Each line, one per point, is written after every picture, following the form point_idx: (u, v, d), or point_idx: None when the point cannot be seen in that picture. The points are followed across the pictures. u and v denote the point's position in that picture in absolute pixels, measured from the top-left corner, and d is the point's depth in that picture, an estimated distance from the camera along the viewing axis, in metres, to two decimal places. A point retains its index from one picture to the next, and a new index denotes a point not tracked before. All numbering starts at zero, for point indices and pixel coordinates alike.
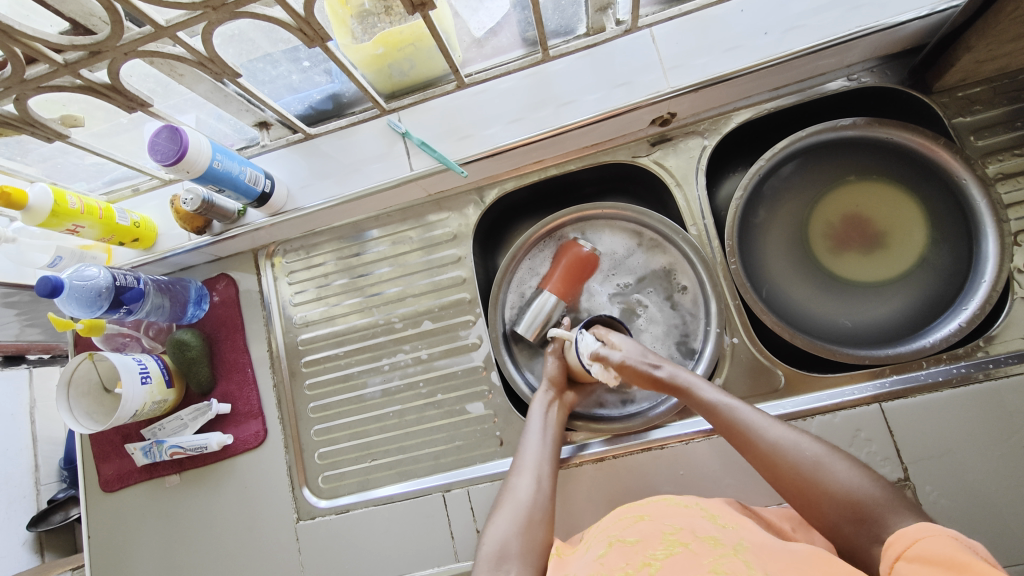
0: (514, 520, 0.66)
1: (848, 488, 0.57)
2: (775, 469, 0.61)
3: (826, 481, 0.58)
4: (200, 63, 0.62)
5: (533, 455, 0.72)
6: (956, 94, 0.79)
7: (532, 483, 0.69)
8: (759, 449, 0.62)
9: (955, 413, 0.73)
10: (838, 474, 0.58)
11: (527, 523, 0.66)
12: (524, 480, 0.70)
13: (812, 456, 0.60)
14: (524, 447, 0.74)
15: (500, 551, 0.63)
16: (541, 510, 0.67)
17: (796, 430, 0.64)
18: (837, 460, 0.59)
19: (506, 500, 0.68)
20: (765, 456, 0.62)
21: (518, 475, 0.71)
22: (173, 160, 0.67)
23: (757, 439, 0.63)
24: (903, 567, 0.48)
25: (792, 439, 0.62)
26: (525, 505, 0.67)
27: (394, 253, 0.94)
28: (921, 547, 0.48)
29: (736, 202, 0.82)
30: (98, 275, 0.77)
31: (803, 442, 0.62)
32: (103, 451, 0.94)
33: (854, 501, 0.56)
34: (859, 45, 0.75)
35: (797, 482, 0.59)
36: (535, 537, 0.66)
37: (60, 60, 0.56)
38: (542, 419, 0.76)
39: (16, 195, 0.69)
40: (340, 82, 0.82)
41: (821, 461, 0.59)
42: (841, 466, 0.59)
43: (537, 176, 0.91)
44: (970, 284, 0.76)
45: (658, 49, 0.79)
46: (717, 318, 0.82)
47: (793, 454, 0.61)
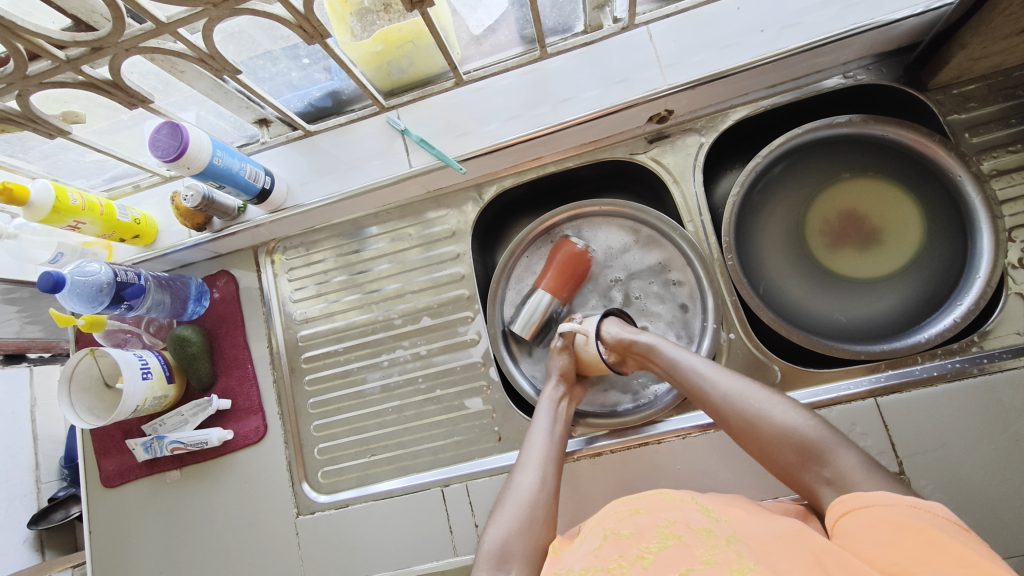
0: (515, 518, 0.66)
1: (792, 430, 0.60)
2: (727, 418, 0.65)
3: (771, 425, 0.61)
4: (200, 59, 0.63)
5: (538, 450, 0.73)
6: (951, 91, 0.80)
7: (535, 481, 0.69)
8: (713, 401, 0.66)
9: (950, 407, 0.74)
10: (782, 417, 0.61)
11: (526, 519, 0.66)
12: (527, 476, 0.70)
13: (757, 404, 0.63)
14: (529, 444, 0.74)
15: (500, 549, 0.63)
16: (544, 509, 0.67)
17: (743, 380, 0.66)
18: (782, 405, 0.62)
19: (508, 499, 0.68)
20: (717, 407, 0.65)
21: (521, 473, 0.71)
22: (174, 156, 0.68)
23: (708, 393, 0.66)
24: (854, 524, 0.51)
25: (740, 388, 0.65)
26: (526, 503, 0.67)
27: (393, 249, 0.94)
28: (875, 511, 0.50)
29: (733, 198, 0.82)
30: (98, 271, 0.78)
31: (750, 391, 0.65)
32: (104, 447, 0.94)
33: (798, 442, 0.59)
34: (855, 43, 0.76)
35: (747, 427, 0.63)
36: (536, 535, 0.65)
37: (62, 56, 0.57)
38: (549, 414, 0.77)
39: (18, 190, 0.70)
40: (339, 79, 0.82)
41: (766, 407, 0.62)
42: (785, 410, 0.62)
43: (535, 173, 0.91)
44: (965, 280, 0.77)
45: (655, 47, 0.79)
46: (714, 314, 0.83)
47: (741, 402, 0.64)
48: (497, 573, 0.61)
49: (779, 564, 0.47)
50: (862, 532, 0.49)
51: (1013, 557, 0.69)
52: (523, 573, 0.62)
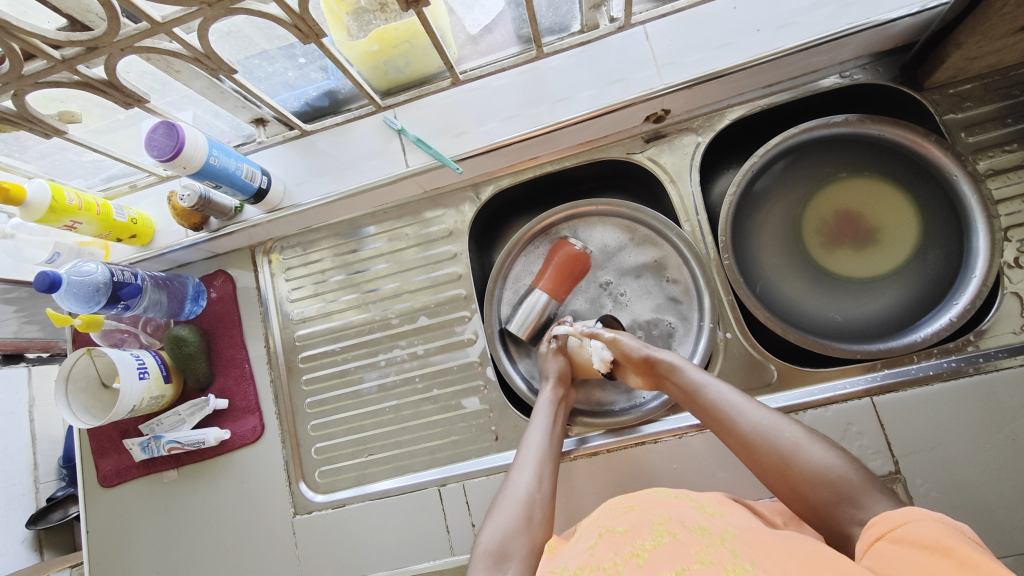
0: (514, 516, 0.66)
1: (826, 469, 0.58)
2: (755, 451, 0.62)
3: (805, 462, 0.59)
4: (196, 59, 0.63)
5: (535, 451, 0.73)
6: (947, 91, 0.80)
7: (533, 481, 0.69)
8: (741, 431, 0.64)
9: (946, 406, 0.74)
10: (816, 457, 0.59)
11: (525, 515, 0.66)
12: (524, 476, 0.70)
13: (791, 439, 0.61)
14: (527, 444, 0.74)
15: (499, 548, 0.63)
16: (541, 508, 0.67)
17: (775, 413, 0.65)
18: (818, 444, 0.61)
19: (505, 498, 0.68)
20: (746, 439, 0.63)
21: (518, 473, 0.71)
22: (170, 156, 0.68)
23: (737, 424, 0.64)
24: (885, 547, 0.49)
25: (772, 421, 0.63)
26: (523, 502, 0.67)
27: (391, 249, 0.94)
28: (906, 531, 0.48)
29: (730, 198, 0.82)
30: (95, 271, 0.78)
31: (786, 427, 0.63)
32: (101, 446, 0.95)
33: (831, 482, 0.57)
34: (852, 42, 0.76)
35: (776, 462, 0.60)
36: (534, 533, 0.65)
37: (57, 56, 0.57)
38: (546, 415, 0.78)
39: (14, 190, 0.70)
40: (336, 79, 0.82)
41: (802, 443, 0.61)
42: (821, 449, 0.60)
43: (532, 172, 0.91)
44: (962, 279, 0.77)
45: (651, 46, 0.79)
46: (710, 313, 0.83)
47: (773, 435, 0.62)
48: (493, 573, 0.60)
49: (773, 565, 0.47)
50: (892, 555, 0.47)
51: (1008, 556, 0.69)
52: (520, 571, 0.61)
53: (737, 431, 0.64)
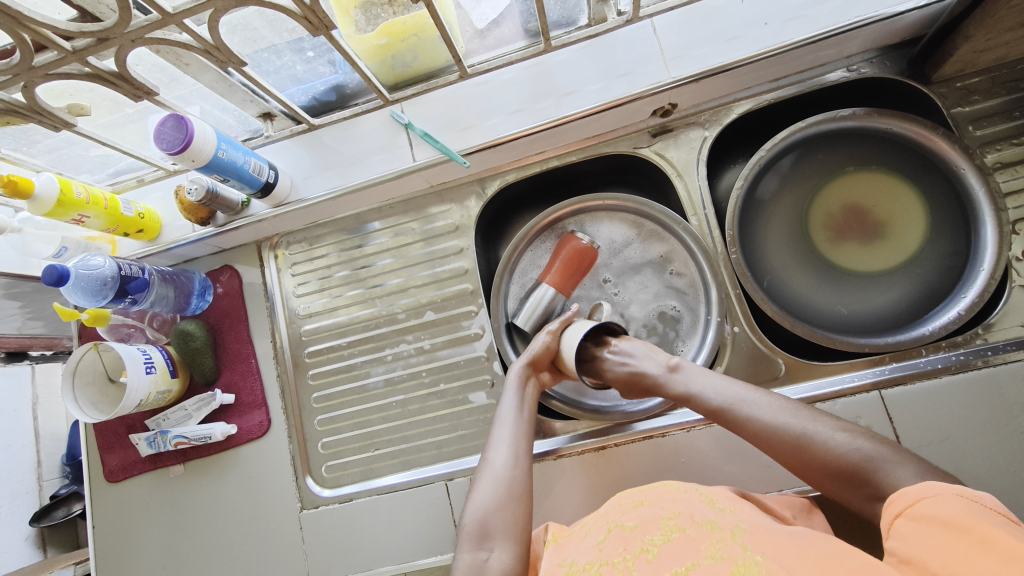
0: (493, 492, 0.65)
1: (833, 451, 0.57)
2: (766, 445, 0.62)
3: (809, 446, 0.59)
4: (206, 50, 0.63)
5: (509, 428, 0.72)
6: (954, 84, 0.80)
7: (507, 456, 0.68)
8: (745, 428, 0.63)
9: (955, 399, 0.74)
10: (820, 439, 0.58)
11: (503, 488, 0.66)
12: (499, 451, 0.69)
13: (790, 426, 0.60)
14: (499, 422, 0.73)
15: (482, 524, 0.63)
16: (519, 482, 0.66)
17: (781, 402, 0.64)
18: (829, 428, 0.59)
19: (484, 476, 0.67)
20: (749, 433, 0.63)
21: (494, 450, 0.70)
22: (179, 149, 0.68)
23: (737, 419, 0.64)
24: (906, 526, 0.48)
25: (778, 412, 0.62)
26: (502, 480, 0.66)
27: (396, 244, 0.94)
28: (926, 508, 0.48)
29: (737, 192, 0.82)
30: (103, 265, 0.78)
31: (792, 415, 0.61)
32: (107, 442, 0.94)
33: (845, 466, 0.56)
34: (859, 36, 0.76)
35: (783, 451, 0.61)
36: (515, 508, 0.64)
37: (68, 47, 0.57)
38: (514, 392, 0.76)
39: (23, 183, 0.70)
40: (344, 73, 0.83)
41: (811, 429, 0.59)
42: (832, 434, 0.58)
43: (538, 167, 0.91)
44: (969, 273, 0.77)
45: (659, 40, 0.79)
46: (718, 307, 0.83)
47: (772, 425, 0.61)
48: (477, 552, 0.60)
49: (786, 559, 0.47)
50: (915, 535, 0.47)
51: None
52: (503, 550, 0.61)
53: (738, 426, 0.64)
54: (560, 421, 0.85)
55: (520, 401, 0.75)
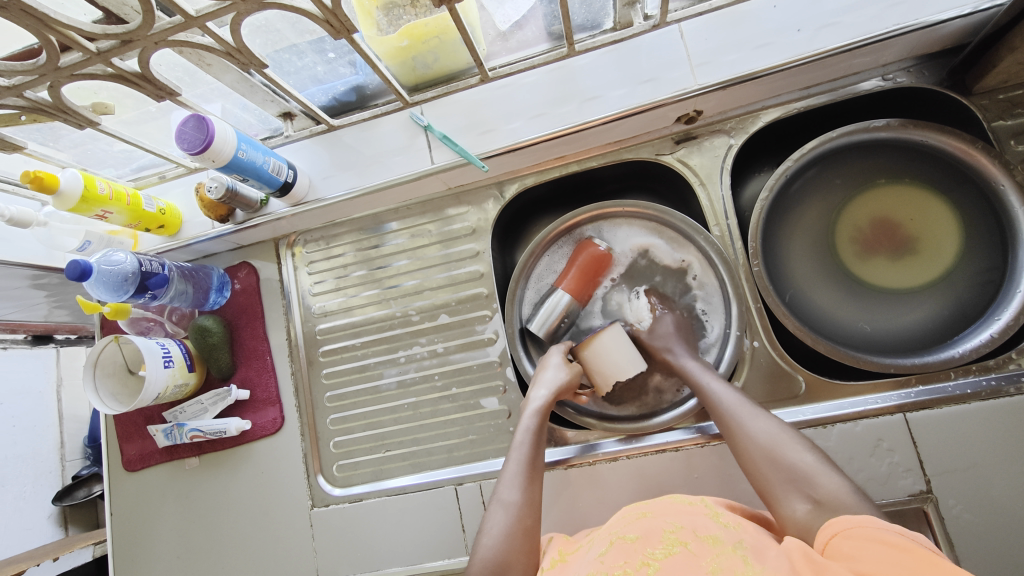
0: (504, 537, 0.64)
1: (797, 461, 0.61)
2: (734, 438, 0.67)
3: (777, 452, 0.63)
4: (228, 53, 0.63)
5: (524, 465, 0.70)
6: (997, 96, 0.76)
7: (519, 497, 0.67)
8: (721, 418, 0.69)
9: (982, 426, 0.71)
10: (790, 450, 0.63)
11: (515, 533, 0.64)
12: (511, 491, 0.67)
13: (769, 431, 0.65)
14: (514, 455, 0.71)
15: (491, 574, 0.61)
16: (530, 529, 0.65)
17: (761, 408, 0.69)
18: (794, 439, 0.64)
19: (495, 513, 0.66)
20: (727, 430, 0.68)
21: (506, 486, 0.68)
22: (199, 149, 0.68)
23: (723, 413, 0.69)
24: (845, 545, 0.50)
25: (755, 414, 0.67)
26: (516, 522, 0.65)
27: (413, 245, 0.94)
28: (865, 531, 0.51)
29: (762, 202, 0.80)
30: (125, 261, 0.79)
31: (766, 420, 0.66)
32: (126, 431, 0.96)
33: (798, 473, 0.61)
34: (897, 44, 0.73)
35: (751, 451, 0.65)
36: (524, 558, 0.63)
37: (93, 48, 0.57)
38: (530, 426, 0.73)
39: (48, 179, 0.71)
40: (364, 74, 0.82)
41: (779, 436, 0.64)
42: (795, 444, 0.63)
43: (557, 172, 0.90)
44: (1004, 293, 0.74)
45: (686, 45, 0.77)
46: (738, 321, 0.81)
47: (749, 429, 0.66)
48: None
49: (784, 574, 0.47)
50: (856, 553, 0.49)
51: None
52: None
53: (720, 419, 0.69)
54: (572, 430, 0.84)
55: (534, 435, 0.72)
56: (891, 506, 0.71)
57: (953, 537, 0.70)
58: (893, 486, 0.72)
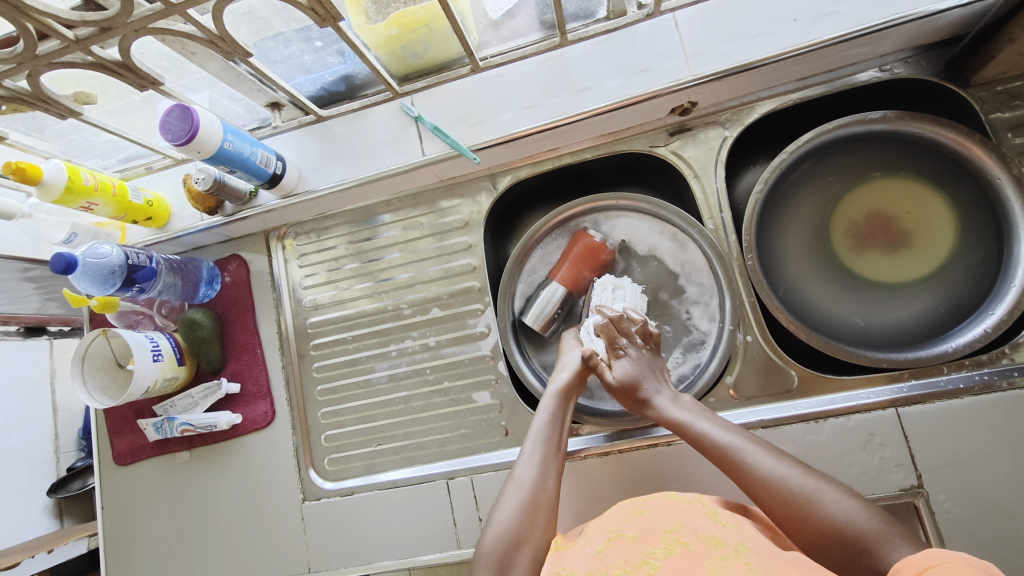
0: (516, 515, 0.63)
1: (844, 521, 0.55)
2: (767, 501, 0.59)
3: (822, 514, 0.56)
4: (211, 41, 0.61)
5: (541, 445, 0.68)
6: (995, 88, 0.75)
7: (534, 475, 0.66)
8: (750, 480, 0.60)
9: (974, 421, 0.71)
10: (835, 507, 0.56)
11: (529, 509, 0.63)
12: (526, 468, 0.66)
13: (804, 490, 0.58)
14: (532, 435, 0.70)
15: (502, 550, 0.61)
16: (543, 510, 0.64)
17: (785, 460, 0.61)
18: (833, 494, 0.57)
19: (509, 491, 0.66)
20: (759, 492, 0.60)
21: (522, 464, 0.67)
22: (184, 140, 0.67)
23: (749, 472, 0.61)
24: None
25: (783, 471, 0.60)
26: (529, 500, 0.64)
27: (405, 238, 0.93)
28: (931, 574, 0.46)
29: (756, 195, 0.79)
30: (110, 253, 0.78)
31: (797, 476, 0.59)
32: (116, 425, 0.96)
33: (850, 535, 0.54)
34: (894, 34, 0.72)
35: (792, 515, 0.57)
36: (536, 534, 0.62)
37: (71, 36, 0.56)
38: (552, 407, 0.72)
39: (31, 169, 0.70)
40: (353, 63, 0.81)
41: (816, 494, 0.57)
42: (835, 498, 0.57)
43: (551, 164, 0.89)
44: (998, 288, 0.74)
45: (680, 35, 0.76)
46: (732, 315, 0.79)
47: (786, 490, 0.58)
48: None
49: None
50: None
51: None
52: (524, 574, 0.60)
53: (747, 482, 0.60)
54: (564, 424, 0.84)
55: (555, 415, 0.71)
56: (882, 500, 0.71)
57: (944, 532, 0.70)
58: (884, 480, 0.72)
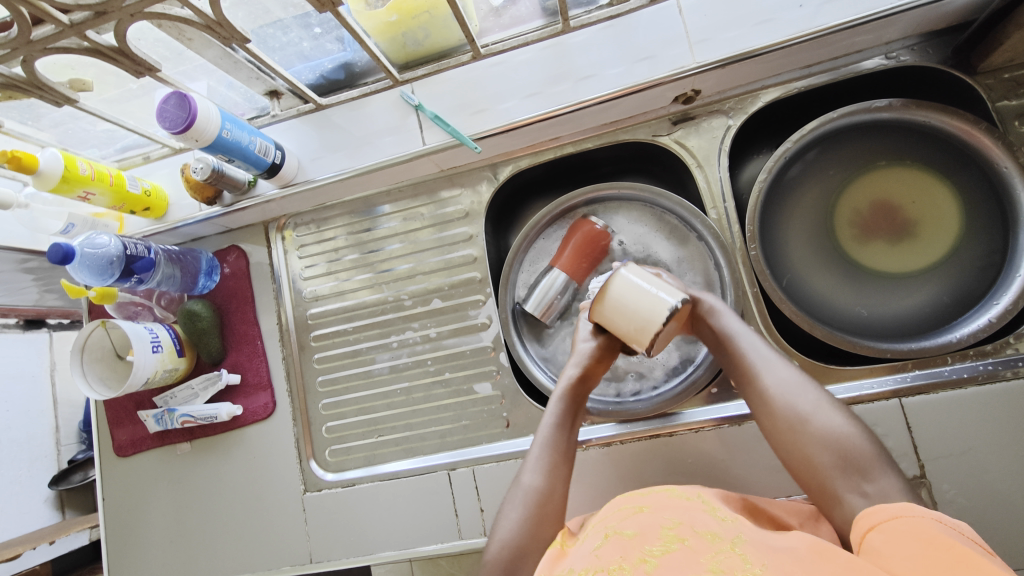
0: (522, 520, 0.63)
1: (839, 438, 0.56)
2: (768, 406, 0.60)
3: (817, 428, 0.57)
4: (208, 26, 0.60)
5: (546, 451, 0.67)
6: (1002, 75, 0.74)
7: (540, 482, 0.64)
8: (755, 384, 0.62)
9: (978, 411, 0.71)
10: (831, 424, 0.57)
11: (534, 517, 0.63)
12: (531, 475, 0.65)
13: (809, 405, 0.59)
14: (537, 439, 0.68)
15: (507, 558, 0.61)
16: (549, 516, 0.63)
17: (801, 374, 0.62)
18: (835, 415, 0.58)
19: (513, 496, 0.65)
20: (761, 397, 0.61)
21: (527, 469, 0.66)
22: (181, 128, 0.66)
23: (756, 379, 0.62)
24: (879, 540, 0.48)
25: (793, 382, 0.61)
26: (534, 506, 0.63)
27: (405, 229, 0.92)
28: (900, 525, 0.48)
29: (760, 184, 0.78)
30: (109, 244, 0.77)
31: (806, 391, 0.60)
32: (116, 417, 0.95)
33: (839, 450, 0.55)
34: (902, 21, 0.70)
35: (785, 423, 0.59)
36: (541, 542, 0.62)
37: (65, 20, 0.55)
38: (558, 410, 0.69)
39: (27, 159, 0.69)
40: (352, 50, 0.80)
41: (819, 411, 0.58)
42: (834, 417, 0.57)
43: (552, 153, 0.88)
44: (1003, 277, 0.73)
45: (684, 21, 0.75)
46: (734, 306, 0.79)
47: (791, 400, 0.59)
48: None
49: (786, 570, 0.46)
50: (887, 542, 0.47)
51: None
52: None
53: (755, 385, 0.62)
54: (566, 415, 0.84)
55: (563, 419, 0.69)
56: None
57: None
58: None
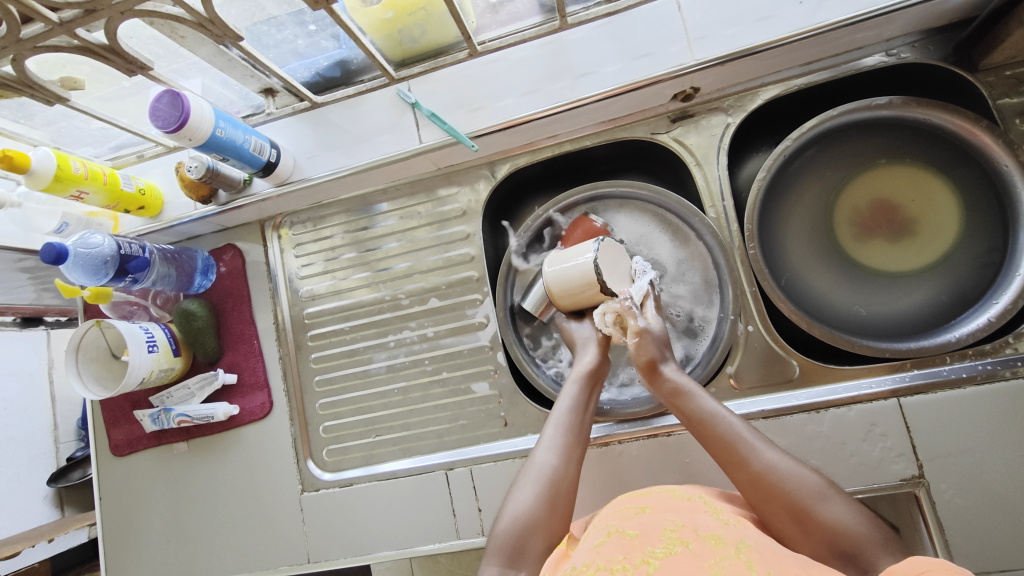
0: (534, 498, 0.61)
1: (843, 525, 0.54)
2: (763, 493, 0.57)
3: (821, 515, 0.55)
4: (199, 24, 0.60)
5: (560, 431, 0.66)
6: (1003, 73, 0.73)
7: (554, 460, 0.64)
8: (745, 470, 0.59)
9: (976, 411, 0.70)
10: (833, 512, 0.55)
11: (548, 496, 0.61)
12: (546, 453, 0.64)
13: (808, 489, 0.56)
14: (553, 420, 0.67)
15: (516, 535, 0.59)
16: (561, 498, 0.62)
17: (788, 454, 0.59)
18: (835, 498, 0.56)
19: (526, 475, 0.64)
20: (754, 482, 0.58)
21: (541, 449, 0.65)
22: (174, 127, 0.66)
23: (746, 462, 0.59)
24: None
25: (786, 464, 0.58)
26: (546, 487, 0.62)
27: (402, 228, 0.91)
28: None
29: (759, 182, 0.77)
30: (103, 243, 0.77)
31: (802, 473, 0.57)
32: (113, 416, 0.95)
33: (846, 538, 0.53)
34: (902, 17, 0.70)
35: (785, 511, 0.56)
36: (553, 522, 0.61)
37: (55, 18, 0.54)
38: (575, 393, 0.69)
39: (19, 158, 0.68)
40: (348, 48, 0.79)
41: (819, 494, 0.56)
42: (834, 503, 0.55)
43: (550, 151, 0.87)
44: (1002, 277, 0.73)
45: (683, 18, 0.74)
46: (733, 305, 0.78)
47: (788, 484, 0.56)
48: (506, 568, 0.58)
49: None
50: None
51: None
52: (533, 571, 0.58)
53: (745, 470, 0.59)
54: None
55: (580, 402, 0.69)
56: (882, 490, 0.71)
57: (943, 521, 0.70)
58: (885, 470, 0.72)
